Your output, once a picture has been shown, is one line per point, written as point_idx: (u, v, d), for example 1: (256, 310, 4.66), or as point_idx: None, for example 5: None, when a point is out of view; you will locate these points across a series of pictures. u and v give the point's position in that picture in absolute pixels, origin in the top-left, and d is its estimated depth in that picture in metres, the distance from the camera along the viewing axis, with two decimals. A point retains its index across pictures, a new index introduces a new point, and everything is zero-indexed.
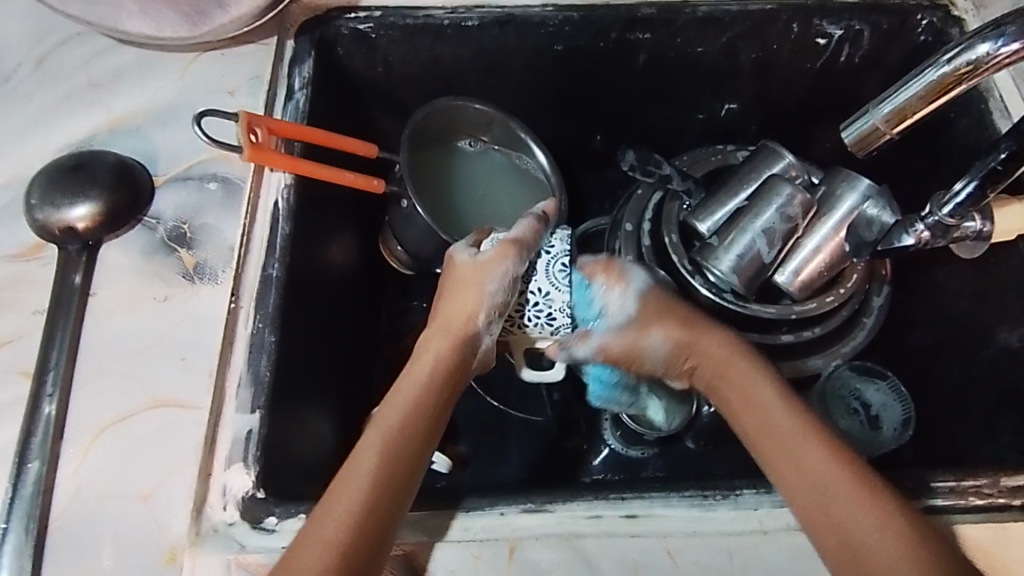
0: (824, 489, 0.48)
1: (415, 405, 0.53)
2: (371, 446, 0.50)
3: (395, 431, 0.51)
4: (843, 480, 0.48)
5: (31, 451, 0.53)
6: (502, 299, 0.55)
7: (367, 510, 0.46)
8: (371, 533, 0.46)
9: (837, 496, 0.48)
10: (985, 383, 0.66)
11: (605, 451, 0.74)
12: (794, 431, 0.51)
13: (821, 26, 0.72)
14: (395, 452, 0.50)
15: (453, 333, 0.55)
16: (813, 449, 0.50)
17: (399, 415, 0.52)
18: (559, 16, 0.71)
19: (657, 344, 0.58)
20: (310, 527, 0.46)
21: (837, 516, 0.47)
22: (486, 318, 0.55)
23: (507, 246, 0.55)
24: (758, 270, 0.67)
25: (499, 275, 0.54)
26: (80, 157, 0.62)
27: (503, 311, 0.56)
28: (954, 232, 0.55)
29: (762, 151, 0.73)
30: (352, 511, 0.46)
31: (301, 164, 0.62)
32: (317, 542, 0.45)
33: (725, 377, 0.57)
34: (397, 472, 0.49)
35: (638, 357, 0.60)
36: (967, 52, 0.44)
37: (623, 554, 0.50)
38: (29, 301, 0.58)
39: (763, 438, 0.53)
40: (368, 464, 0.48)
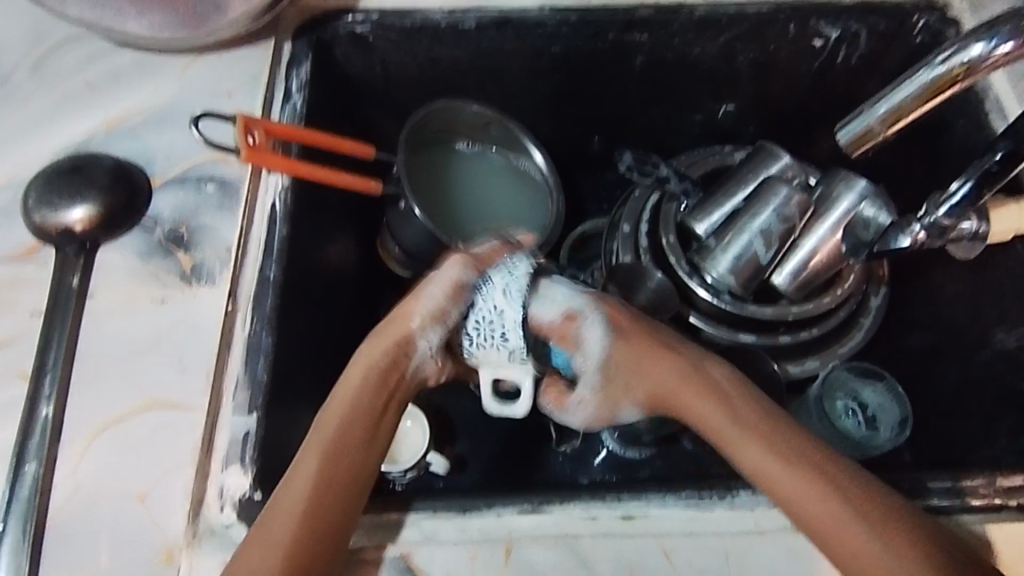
0: (817, 504, 0.48)
1: (355, 408, 0.51)
2: (311, 456, 0.49)
3: (337, 435, 0.50)
4: (829, 492, 0.48)
5: (28, 451, 0.53)
6: (442, 301, 0.53)
7: (311, 511, 0.47)
8: (325, 537, 0.47)
9: (824, 505, 0.47)
10: (981, 384, 0.66)
11: (604, 451, 0.74)
12: (768, 451, 0.50)
13: (818, 27, 0.72)
14: (338, 454, 0.49)
15: (392, 338, 0.54)
16: (777, 463, 0.49)
17: (340, 418, 0.51)
18: (556, 17, 0.71)
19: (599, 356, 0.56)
20: (260, 526, 0.47)
21: (825, 523, 0.47)
22: (422, 321, 0.54)
23: (457, 262, 0.55)
24: (756, 271, 0.68)
25: (442, 281, 0.54)
26: (79, 159, 0.62)
27: (445, 318, 0.54)
28: (951, 233, 0.54)
29: (760, 151, 0.74)
30: (299, 511, 0.47)
31: (299, 166, 0.62)
32: (262, 543, 0.46)
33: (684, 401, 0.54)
34: (341, 474, 0.49)
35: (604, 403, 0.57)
36: (961, 53, 0.44)
37: (620, 554, 0.51)
38: (27, 302, 0.59)
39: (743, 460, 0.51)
40: (306, 473, 0.49)
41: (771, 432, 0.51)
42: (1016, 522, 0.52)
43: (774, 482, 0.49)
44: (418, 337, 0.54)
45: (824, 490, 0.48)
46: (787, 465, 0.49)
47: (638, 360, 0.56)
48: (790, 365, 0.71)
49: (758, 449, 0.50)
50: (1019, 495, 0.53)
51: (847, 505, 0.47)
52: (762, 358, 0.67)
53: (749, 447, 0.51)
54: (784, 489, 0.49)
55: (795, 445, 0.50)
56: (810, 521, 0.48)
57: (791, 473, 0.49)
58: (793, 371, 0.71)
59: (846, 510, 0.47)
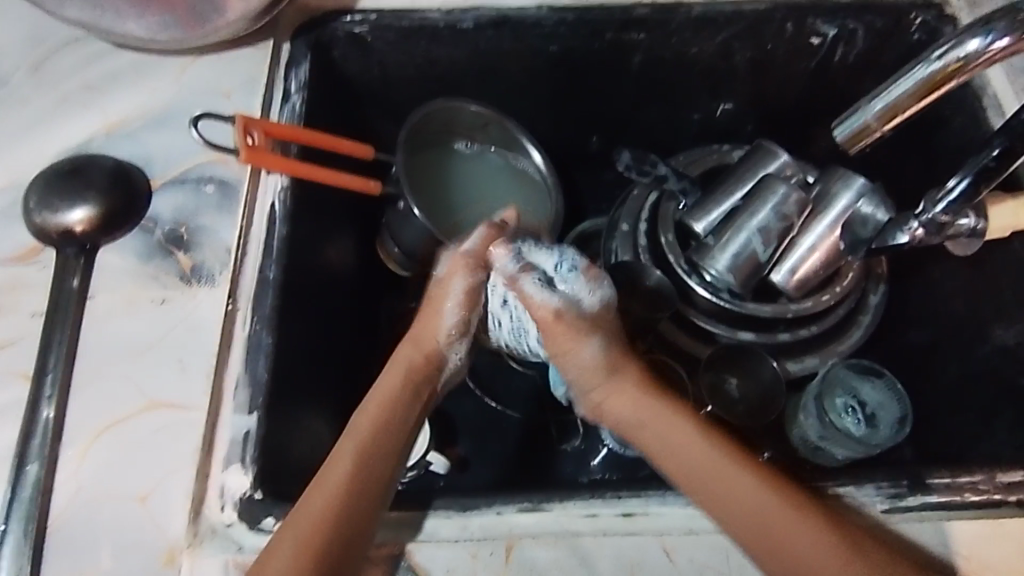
0: (779, 530, 0.48)
1: (387, 413, 0.53)
2: (349, 449, 0.50)
3: (371, 432, 0.51)
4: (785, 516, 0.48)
5: (29, 453, 0.53)
6: (461, 320, 0.56)
7: (344, 507, 0.47)
8: (346, 538, 0.46)
9: (805, 537, 0.47)
10: (979, 380, 0.66)
11: (604, 450, 0.72)
12: (727, 473, 0.50)
13: (815, 25, 0.72)
14: (372, 450, 0.51)
15: (423, 350, 0.56)
16: (752, 490, 0.49)
17: (372, 422, 0.52)
18: (554, 17, 0.71)
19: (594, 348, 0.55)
20: (287, 527, 0.47)
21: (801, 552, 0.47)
22: (446, 339, 0.57)
23: (459, 266, 0.56)
24: (754, 269, 0.69)
25: (455, 296, 0.56)
26: (78, 160, 0.62)
27: (467, 332, 0.57)
28: (948, 229, 0.53)
29: (757, 150, 0.74)
30: (319, 519, 0.47)
31: (299, 167, 0.63)
32: (292, 538, 0.46)
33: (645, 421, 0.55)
34: (375, 472, 0.50)
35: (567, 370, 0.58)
36: (957, 48, 0.44)
37: (621, 552, 0.51)
38: (27, 304, 0.59)
39: (696, 480, 0.51)
40: (337, 471, 0.49)
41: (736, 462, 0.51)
42: (1016, 518, 0.52)
43: (751, 509, 0.49)
44: (448, 350, 0.57)
45: (797, 520, 0.48)
46: (769, 493, 0.49)
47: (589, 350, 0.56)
48: (790, 364, 0.70)
49: (740, 479, 0.50)
50: (1019, 491, 0.53)
51: (827, 540, 0.47)
52: (762, 358, 0.67)
53: (737, 477, 0.50)
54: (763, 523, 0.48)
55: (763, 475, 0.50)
56: (787, 549, 0.47)
57: (775, 503, 0.49)
58: (793, 369, 0.70)
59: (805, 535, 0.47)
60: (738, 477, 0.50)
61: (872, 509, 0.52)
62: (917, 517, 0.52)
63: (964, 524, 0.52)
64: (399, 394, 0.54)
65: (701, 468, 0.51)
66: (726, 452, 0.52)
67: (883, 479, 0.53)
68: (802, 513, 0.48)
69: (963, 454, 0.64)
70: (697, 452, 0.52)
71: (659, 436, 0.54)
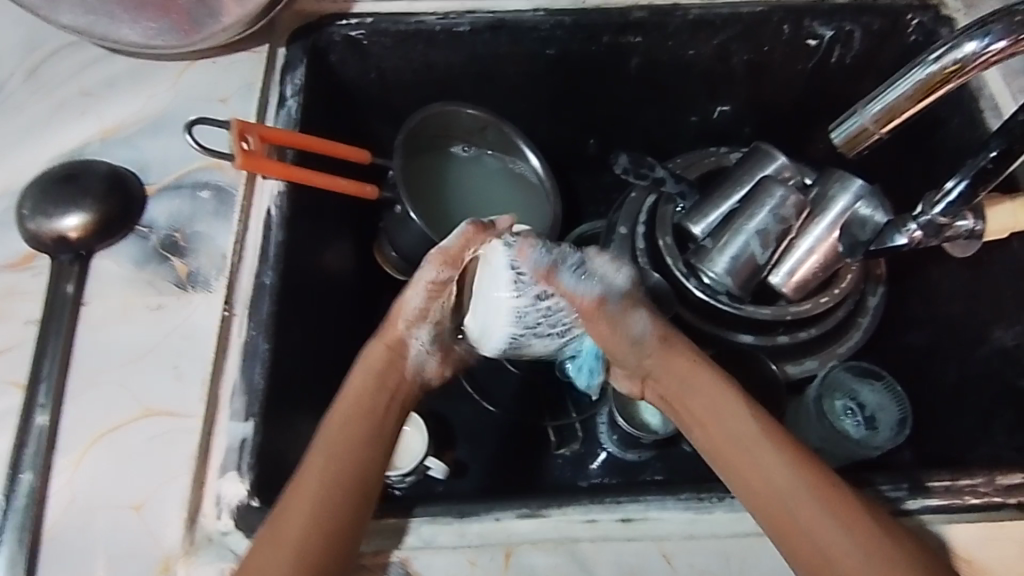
0: (800, 504, 0.47)
1: (358, 412, 0.53)
2: (334, 449, 0.50)
3: (338, 437, 0.51)
4: (809, 500, 0.47)
5: (23, 461, 0.53)
6: (421, 304, 0.54)
7: (317, 508, 0.47)
8: (338, 529, 0.47)
9: (821, 516, 0.47)
10: (980, 383, 0.65)
11: (603, 454, 0.74)
12: (759, 446, 0.50)
13: (812, 27, 0.72)
14: (338, 454, 0.50)
15: (386, 341, 0.55)
16: (784, 468, 0.49)
17: (341, 419, 0.52)
18: (550, 20, 0.71)
19: (642, 326, 0.54)
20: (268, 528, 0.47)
21: (813, 530, 0.46)
22: (406, 323, 0.55)
23: (434, 258, 0.53)
24: (752, 272, 0.69)
25: (417, 286, 0.54)
26: (73, 166, 0.62)
27: (428, 316, 0.55)
28: (947, 231, 0.53)
29: (756, 152, 0.74)
30: (303, 518, 0.47)
31: (292, 170, 0.62)
32: (271, 543, 0.46)
33: (684, 389, 0.54)
34: (344, 469, 0.50)
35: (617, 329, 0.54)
36: (954, 51, 0.44)
37: (621, 557, 0.50)
38: (22, 311, 0.58)
39: (727, 447, 0.51)
40: (318, 464, 0.49)
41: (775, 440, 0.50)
42: (1017, 521, 0.52)
43: (768, 485, 0.48)
44: (409, 334, 0.55)
45: (828, 507, 0.47)
46: (793, 470, 0.49)
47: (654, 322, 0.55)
48: (788, 365, 0.71)
49: (772, 457, 0.49)
50: (1019, 493, 0.52)
51: (848, 525, 0.46)
52: (762, 359, 0.67)
53: (767, 458, 0.49)
54: (783, 504, 0.48)
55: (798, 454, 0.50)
56: (791, 527, 0.47)
57: (799, 479, 0.48)
58: (793, 372, 0.71)
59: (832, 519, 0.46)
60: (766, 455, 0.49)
61: None
62: (918, 521, 0.52)
63: (967, 526, 0.51)
64: (371, 383, 0.54)
65: (732, 443, 0.51)
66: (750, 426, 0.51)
67: (883, 482, 0.53)
68: (823, 496, 0.47)
69: (964, 457, 0.64)
70: (733, 428, 0.51)
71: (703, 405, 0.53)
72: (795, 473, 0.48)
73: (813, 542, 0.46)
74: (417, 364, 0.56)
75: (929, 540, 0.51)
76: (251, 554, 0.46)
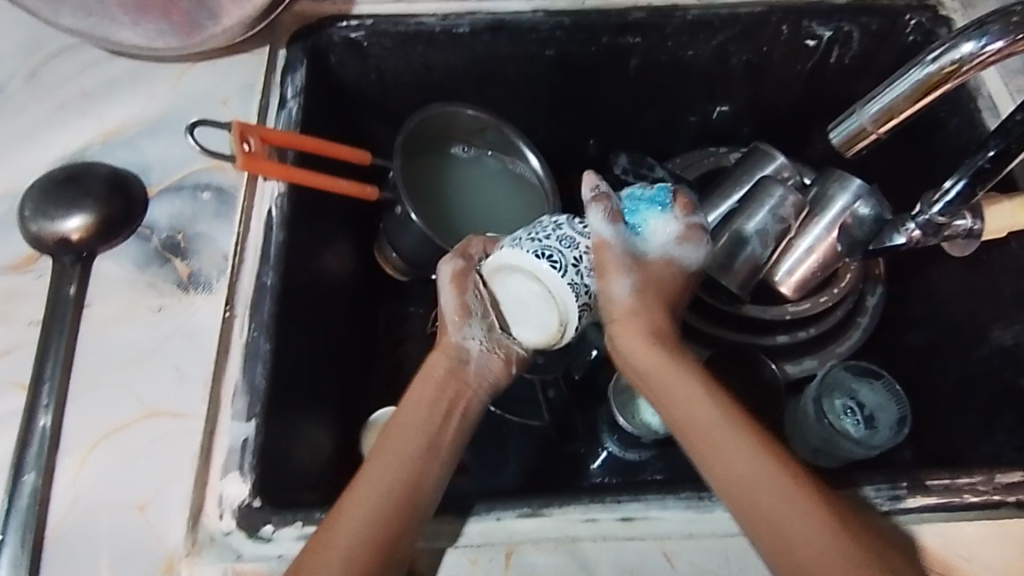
0: (771, 493, 0.47)
1: (413, 424, 0.54)
2: (383, 464, 0.52)
3: (397, 446, 0.53)
4: (782, 489, 0.47)
5: (26, 462, 0.53)
6: (458, 299, 0.56)
7: (378, 515, 0.49)
8: (393, 536, 0.48)
9: (781, 496, 0.47)
10: (979, 382, 0.65)
11: (604, 454, 0.74)
12: (728, 432, 0.50)
13: (811, 27, 0.72)
14: (395, 462, 0.52)
15: (443, 347, 0.58)
16: (754, 455, 0.49)
17: (398, 431, 0.54)
18: (549, 21, 0.71)
19: (625, 286, 0.55)
20: (323, 533, 0.48)
21: (773, 509, 0.47)
22: (454, 323, 0.57)
23: (451, 258, 0.57)
24: (753, 271, 0.68)
25: (444, 282, 0.56)
26: (75, 168, 0.62)
27: (469, 310, 0.56)
28: (945, 231, 0.54)
29: (755, 153, 0.75)
30: (363, 519, 0.48)
31: (293, 172, 0.62)
32: (324, 547, 0.47)
33: (654, 375, 0.54)
34: (401, 478, 0.51)
35: (616, 286, 0.55)
36: (951, 52, 0.44)
37: (622, 557, 0.50)
38: (24, 313, 0.59)
39: (695, 432, 0.51)
40: (375, 473, 0.52)
41: (747, 429, 0.50)
42: (1015, 519, 0.52)
43: (739, 472, 0.49)
44: (460, 332, 0.57)
45: (797, 497, 0.47)
46: (764, 459, 0.49)
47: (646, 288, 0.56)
48: (787, 365, 0.71)
49: (735, 435, 0.50)
50: (1018, 492, 0.53)
51: (812, 513, 0.46)
52: (761, 360, 0.66)
53: (738, 443, 0.50)
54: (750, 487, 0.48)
55: (770, 444, 0.50)
56: (768, 515, 0.47)
57: (772, 470, 0.48)
58: (791, 371, 0.71)
59: (803, 509, 0.46)
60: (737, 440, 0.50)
61: (873, 511, 0.52)
62: (917, 520, 0.52)
63: (963, 525, 0.52)
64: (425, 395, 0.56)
65: (703, 424, 0.51)
66: (721, 412, 0.51)
67: (882, 481, 0.53)
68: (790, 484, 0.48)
69: (963, 456, 0.64)
70: (704, 414, 0.51)
71: (672, 391, 0.53)
72: (764, 462, 0.49)
73: (782, 528, 0.46)
74: (478, 367, 0.57)
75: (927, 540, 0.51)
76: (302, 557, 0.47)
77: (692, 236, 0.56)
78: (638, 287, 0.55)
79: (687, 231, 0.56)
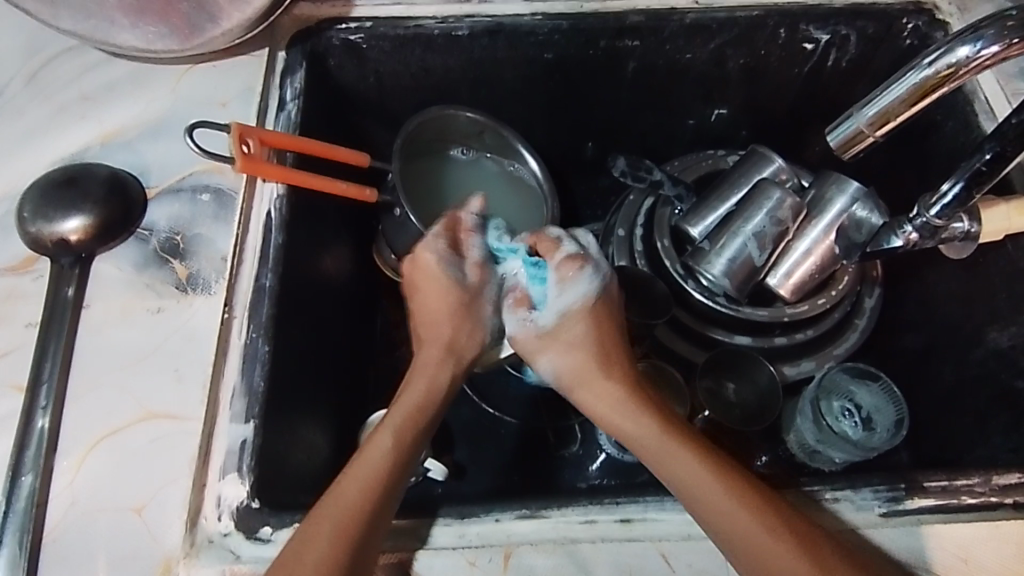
0: (757, 539, 0.48)
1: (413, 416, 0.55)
2: (370, 461, 0.51)
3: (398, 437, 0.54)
4: (770, 533, 0.48)
5: (24, 464, 0.53)
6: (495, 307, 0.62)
7: (371, 497, 0.49)
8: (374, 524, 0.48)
9: (764, 544, 0.48)
10: (974, 384, 0.66)
11: (602, 456, 0.74)
12: (711, 481, 0.51)
13: (808, 31, 0.72)
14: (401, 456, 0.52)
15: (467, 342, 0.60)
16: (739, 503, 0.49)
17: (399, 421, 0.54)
18: (547, 24, 0.71)
19: (559, 357, 0.60)
20: (323, 513, 0.48)
21: (760, 555, 0.47)
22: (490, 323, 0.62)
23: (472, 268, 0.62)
24: (750, 274, 0.69)
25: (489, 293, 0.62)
26: (74, 170, 0.62)
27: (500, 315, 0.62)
28: (943, 233, 0.55)
29: (752, 155, 0.75)
30: (359, 500, 0.49)
31: (291, 174, 0.62)
32: (326, 525, 0.47)
33: (637, 431, 0.55)
34: (398, 473, 0.51)
35: (540, 352, 0.60)
36: (947, 55, 0.44)
37: (619, 557, 0.50)
38: (23, 314, 0.59)
39: (677, 488, 0.52)
40: (375, 459, 0.52)
41: (727, 476, 0.51)
42: (1013, 521, 0.52)
43: (731, 521, 0.49)
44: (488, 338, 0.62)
45: (784, 542, 0.47)
46: (751, 508, 0.49)
47: (580, 345, 0.59)
48: (786, 366, 0.71)
49: (718, 486, 0.50)
50: (1015, 494, 0.53)
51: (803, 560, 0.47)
52: (759, 364, 0.66)
53: (707, 483, 0.50)
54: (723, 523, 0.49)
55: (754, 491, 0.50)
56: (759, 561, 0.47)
57: (756, 518, 0.48)
58: (789, 373, 0.71)
59: (790, 553, 0.47)
60: (714, 484, 0.50)
61: (868, 514, 0.52)
62: (913, 521, 0.52)
63: (962, 528, 0.52)
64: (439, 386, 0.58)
65: (675, 465, 0.52)
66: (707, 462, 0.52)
67: (880, 483, 0.53)
68: (760, 512, 0.49)
69: (961, 458, 0.64)
70: (682, 459, 0.52)
71: (656, 443, 0.54)
72: (749, 510, 0.49)
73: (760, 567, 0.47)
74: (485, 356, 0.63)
75: (923, 542, 0.51)
76: (301, 533, 0.47)
77: (572, 271, 0.59)
78: (574, 351, 0.59)
79: (564, 271, 0.59)
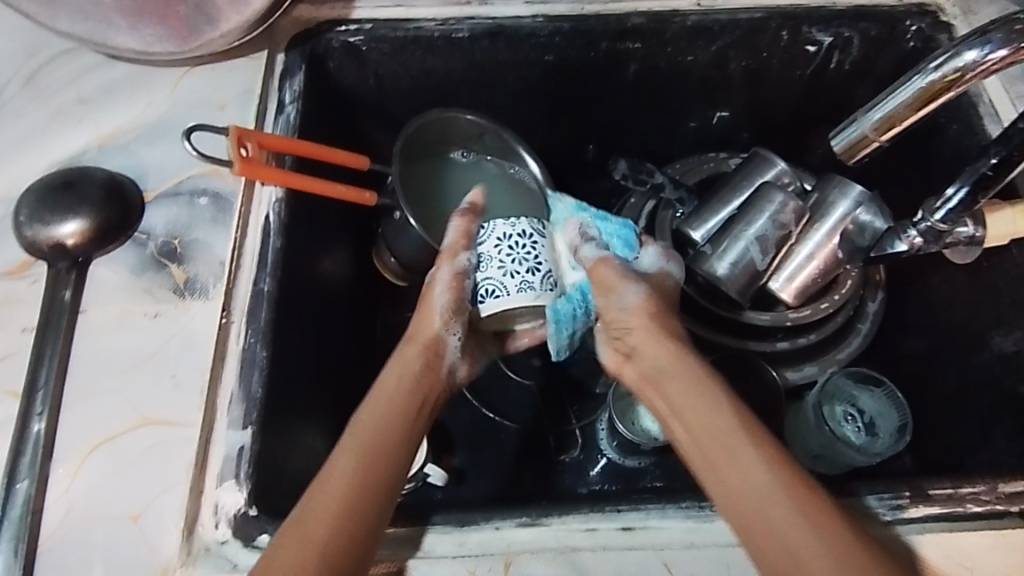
0: (772, 500, 0.46)
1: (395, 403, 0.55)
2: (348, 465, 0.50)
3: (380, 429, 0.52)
4: (786, 496, 0.46)
5: (20, 471, 0.52)
6: (449, 300, 0.58)
7: (354, 497, 0.48)
8: (357, 527, 0.47)
9: (781, 504, 0.45)
10: (978, 389, 0.65)
11: (603, 460, 0.74)
12: (738, 436, 0.49)
13: (811, 33, 0.72)
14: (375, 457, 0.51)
15: (424, 340, 0.58)
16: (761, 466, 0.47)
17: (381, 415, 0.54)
18: (548, 26, 0.70)
19: (633, 292, 0.58)
20: (295, 524, 0.47)
21: (772, 515, 0.45)
22: (442, 321, 0.58)
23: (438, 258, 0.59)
24: (752, 278, 0.68)
25: (442, 281, 0.58)
26: (69, 174, 0.62)
27: (459, 311, 0.58)
28: (948, 237, 0.54)
29: (754, 158, 0.74)
30: (338, 504, 0.48)
31: (291, 177, 0.62)
32: (299, 539, 0.46)
33: (669, 380, 0.54)
34: (387, 467, 0.51)
35: (613, 287, 0.58)
36: (954, 60, 0.44)
37: (621, 567, 0.50)
38: (19, 319, 0.58)
39: (703, 437, 0.50)
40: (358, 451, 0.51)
41: (757, 438, 0.49)
42: (1019, 529, 0.51)
43: (748, 479, 0.47)
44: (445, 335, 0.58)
45: (801, 510, 0.45)
46: (775, 471, 0.47)
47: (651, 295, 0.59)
48: (788, 371, 0.71)
49: (744, 443, 0.48)
50: (1021, 501, 0.52)
51: (818, 527, 0.44)
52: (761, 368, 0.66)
53: (737, 437, 0.49)
54: (742, 485, 0.47)
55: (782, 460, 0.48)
56: (765, 524, 0.45)
57: (777, 481, 0.46)
58: (791, 377, 0.71)
59: (800, 521, 0.44)
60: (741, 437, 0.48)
61: (873, 521, 0.51)
62: (918, 529, 0.51)
63: (968, 536, 0.51)
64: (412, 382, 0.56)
65: (704, 416, 0.51)
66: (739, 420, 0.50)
67: (884, 490, 0.53)
68: (784, 475, 0.47)
69: (965, 464, 0.63)
70: (714, 412, 0.51)
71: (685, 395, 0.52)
72: (772, 473, 0.47)
73: (764, 529, 0.45)
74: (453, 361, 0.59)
75: (929, 550, 0.51)
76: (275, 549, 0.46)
77: (667, 253, 0.63)
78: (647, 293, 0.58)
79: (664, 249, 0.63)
